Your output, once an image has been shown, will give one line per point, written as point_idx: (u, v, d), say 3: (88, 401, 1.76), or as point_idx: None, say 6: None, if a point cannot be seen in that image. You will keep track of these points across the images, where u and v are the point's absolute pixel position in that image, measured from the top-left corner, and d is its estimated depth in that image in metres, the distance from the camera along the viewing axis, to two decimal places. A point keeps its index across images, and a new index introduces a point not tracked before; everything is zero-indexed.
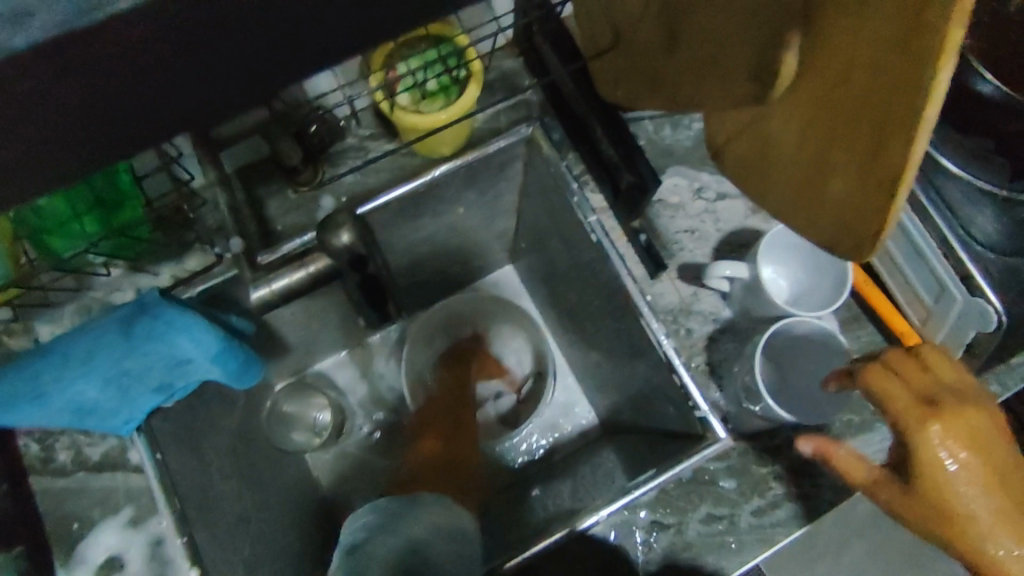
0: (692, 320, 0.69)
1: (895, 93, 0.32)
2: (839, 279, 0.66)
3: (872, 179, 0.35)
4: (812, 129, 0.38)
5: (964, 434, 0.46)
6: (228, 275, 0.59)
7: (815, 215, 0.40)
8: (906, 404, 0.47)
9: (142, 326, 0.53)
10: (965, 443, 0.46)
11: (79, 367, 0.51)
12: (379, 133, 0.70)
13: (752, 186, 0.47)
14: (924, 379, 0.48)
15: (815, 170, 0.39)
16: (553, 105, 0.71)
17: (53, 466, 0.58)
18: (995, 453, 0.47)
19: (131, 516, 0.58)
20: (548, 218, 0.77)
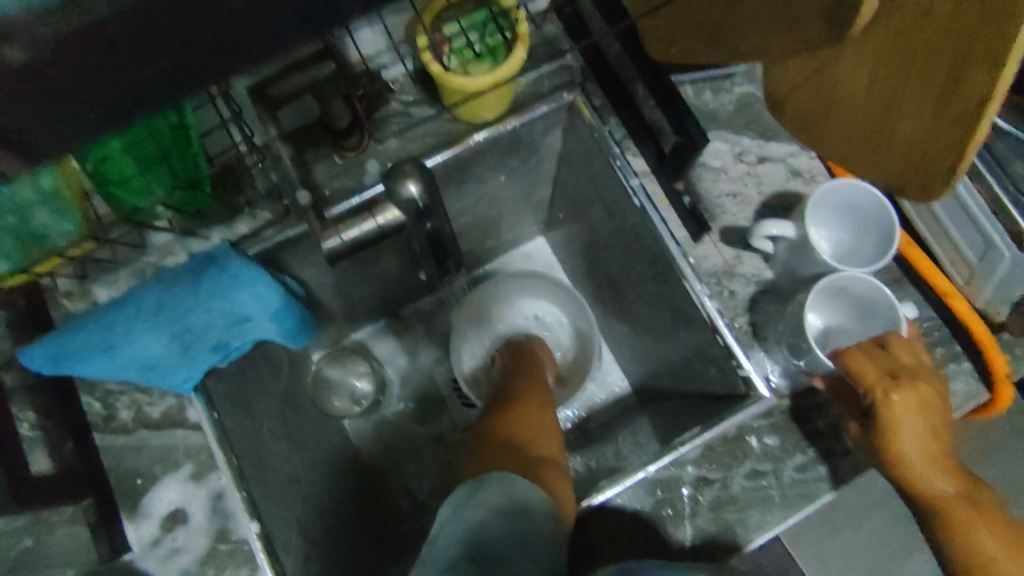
0: (735, 282, 0.69)
1: (988, 25, 0.38)
2: (884, 232, 0.66)
3: (953, 109, 0.44)
4: (885, 73, 0.47)
5: (912, 404, 0.59)
6: (290, 233, 0.60)
7: (883, 156, 0.52)
8: (868, 376, 0.60)
9: (209, 280, 0.55)
10: (914, 412, 0.59)
11: (149, 318, 0.53)
12: (422, 99, 0.69)
13: (815, 132, 0.57)
14: (887, 360, 0.61)
15: (882, 115, 0.49)
16: (596, 70, 0.72)
17: (115, 424, 0.60)
18: (936, 418, 0.60)
19: (191, 472, 0.59)
20: (588, 184, 0.78)
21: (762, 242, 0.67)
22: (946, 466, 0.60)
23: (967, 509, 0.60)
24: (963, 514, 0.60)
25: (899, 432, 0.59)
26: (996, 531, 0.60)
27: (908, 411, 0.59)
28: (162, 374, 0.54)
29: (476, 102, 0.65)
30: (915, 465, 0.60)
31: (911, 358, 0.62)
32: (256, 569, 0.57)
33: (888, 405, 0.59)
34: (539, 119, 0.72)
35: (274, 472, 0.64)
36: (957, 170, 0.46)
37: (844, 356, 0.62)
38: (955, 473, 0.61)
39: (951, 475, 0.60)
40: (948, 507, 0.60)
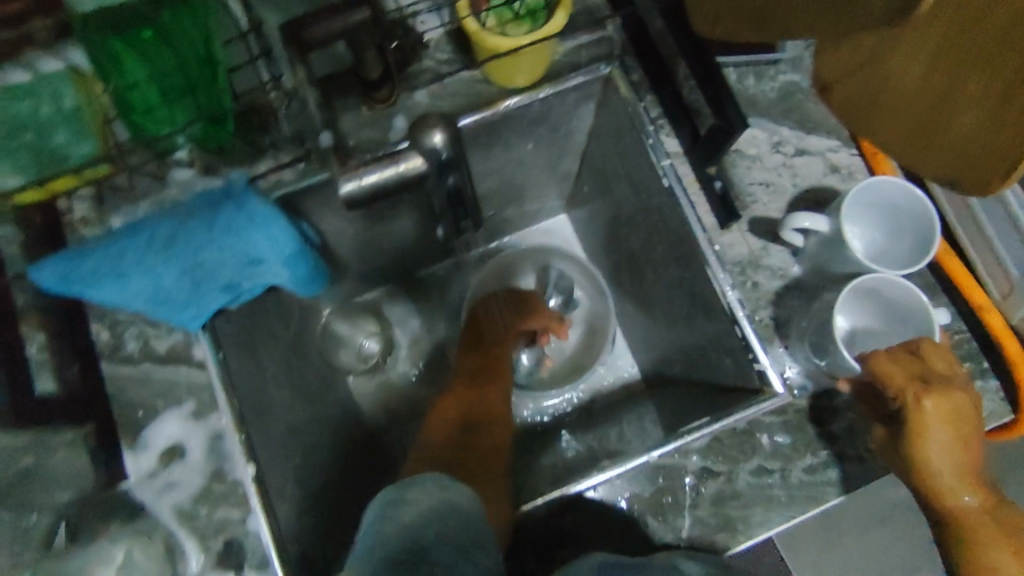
0: (759, 274, 0.67)
1: None
2: (925, 235, 0.63)
3: (1001, 107, 0.44)
4: (939, 64, 0.48)
5: (942, 416, 0.57)
6: (314, 181, 0.59)
7: (934, 154, 0.52)
8: (897, 381, 0.58)
9: (224, 218, 0.53)
10: (942, 424, 0.57)
11: (162, 251, 0.52)
12: (456, 58, 0.68)
13: (864, 119, 0.57)
14: (917, 365, 0.59)
15: (937, 110, 0.49)
16: (637, 44, 0.69)
17: (121, 354, 0.60)
18: (967, 433, 0.57)
19: (193, 409, 0.59)
20: (619, 160, 0.75)
21: (792, 234, 0.64)
22: (969, 479, 0.58)
23: (984, 522, 0.59)
24: (979, 527, 0.59)
25: (924, 444, 0.57)
26: (1015, 550, 0.58)
27: (936, 422, 0.57)
28: (170, 309, 0.54)
29: (510, 65, 0.64)
30: (937, 476, 0.58)
31: (944, 364, 0.59)
32: (249, 511, 0.57)
33: (915, 415, 0.57)
34: (573, 90, 0.70)
35: (275, 418, 0.64)
36: (1020, 165, 0.44)
37: (874, 359, 0.59)
38: (978, 485, 0.59)
39: (973, 488, 0.59)
40: (964, 518, 0.59)
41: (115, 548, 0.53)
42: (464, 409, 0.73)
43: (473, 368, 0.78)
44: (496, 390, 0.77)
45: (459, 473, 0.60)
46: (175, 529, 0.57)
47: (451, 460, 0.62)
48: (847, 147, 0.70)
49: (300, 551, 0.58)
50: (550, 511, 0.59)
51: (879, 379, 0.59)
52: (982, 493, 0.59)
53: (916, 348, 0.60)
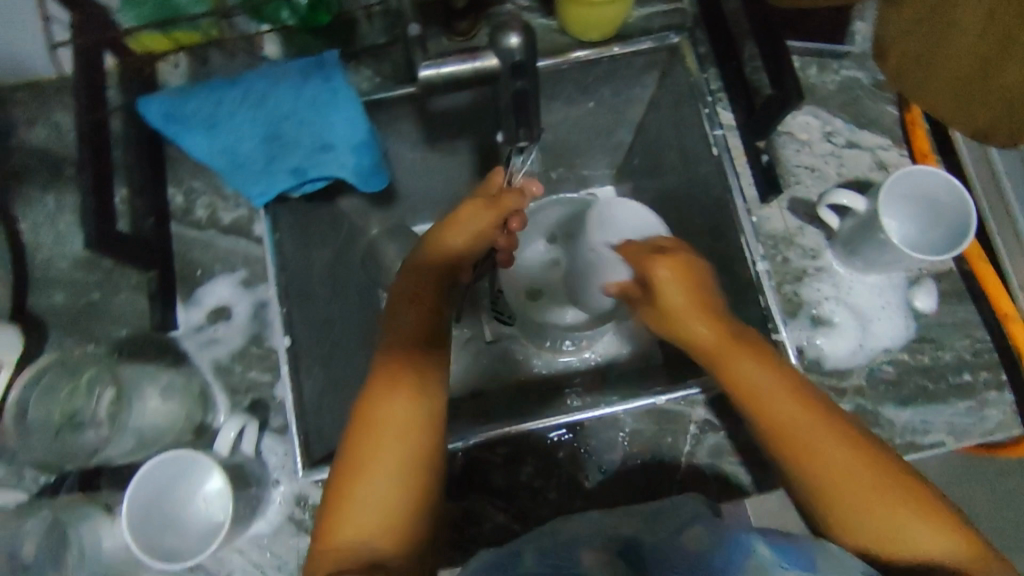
0: (791, 251, 0.69)
1: None
2: (953, 223, 0.63)
3: None
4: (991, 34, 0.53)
5: (756, 359, 0.54)
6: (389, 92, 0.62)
7: (978, 108, 0.58)
8: (733, 347, 0.54)
9: (310, 91, 0.59)
10: (774, 395, 0.52)
11: (251, 109, 0.60)
12: (535, 6, 0.73)
13: (909, 79, 0.63)
14: (817, 464, 0.49)
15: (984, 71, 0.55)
16: (707, 18, 0.72)
17: (190, 218, 0.65)
18: (817, 403, 0.51)
19: (244, 277, 0.65)
20: (673, 130, 0.75)
21: (827, 214, 0.68)
22: (849, 458, 0.49)
23: (868, 503, 0.48)
24: (864, 511, 0.48)
25: (756, 396, 0.52)
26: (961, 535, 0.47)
27: (762, 376, 0.53)
28: (243, 175, 0.59)
29: (586, 13, 0.66)
30: (806, 455, 0.50)
31: (857, 475, 0.48)
32: (277, 377, 0.61)
33: (723, 370, 0.54)
34: (641, 55, 0.70)
35: (314, 307, 0.67)
36: None
37: (675, 305, 0.56)
38: (854, 462, 0.49)
39: (864, 465, 0.49)
40: (857, 505, 0.48)
41: (163, 375, 0.60)
42: (376, 449, 0.49)
43: (404, 378, 0.52)
44: (434, 395, 0.52)
45: (378, 541, 0.46)
46: (211, 379, 0.61)
47: (374, 507, 0.47)
48: (897, 147, 0.71)
49: (317, 425, 0.60)
50: (558, 439, 0.63)
51: (691, 330, 0.56)
52: (868, 471, 0.49)
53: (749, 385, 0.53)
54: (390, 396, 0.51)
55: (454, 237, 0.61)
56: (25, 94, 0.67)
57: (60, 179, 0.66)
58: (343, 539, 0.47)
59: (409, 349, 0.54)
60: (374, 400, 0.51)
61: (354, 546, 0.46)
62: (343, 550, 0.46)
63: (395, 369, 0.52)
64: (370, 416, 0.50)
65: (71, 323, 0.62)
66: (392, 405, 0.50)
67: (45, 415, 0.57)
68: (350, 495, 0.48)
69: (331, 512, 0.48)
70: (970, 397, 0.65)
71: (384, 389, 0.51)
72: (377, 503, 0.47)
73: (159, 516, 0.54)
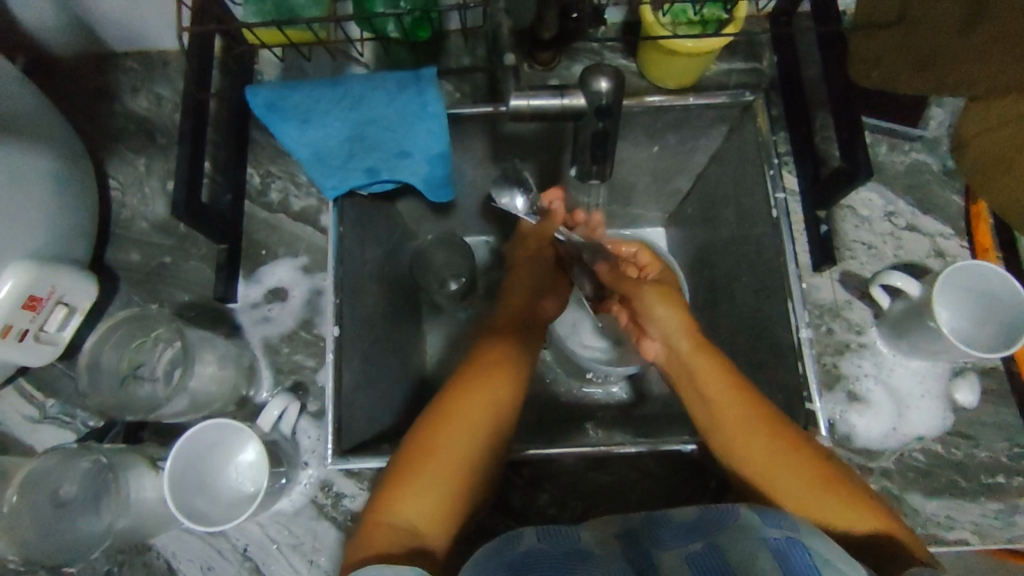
0: (836, 323, 0.69)
1: None
2: (1009, 325, 0.62)
3: None
4: None
5: (724, 389, 0.57)
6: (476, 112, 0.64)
7: None
8: (722, 404, 0.56)
9: (406, 96, 0.59)
10: (738, 428, 0.54)
11: (346, 106, 0.59)
12: (619, 47, 0.75)
13: (983, 186, 0.66)
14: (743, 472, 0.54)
15: None
16: (784, 84, 0.73)
17: (264, 200, 0.69)
18: (761, 425, 0.54)
19: (306, 264, 0.68)
20: (732, 187, 0.76)
21: (880, 293, 0.66)
22: (814, 480, 0.51)
23: (819, 500, 0.50)
24: (836, 514, 0.49)
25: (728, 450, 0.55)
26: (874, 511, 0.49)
27: (751, 435, 0.54)
28: (322, 168, 0.62)
29: (667, 61, 0.68)
30: (780, 492, 0.51)
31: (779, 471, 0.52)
32: (321, 363, 0.65)
33: (715, 428, 0.56)
34: (715, 108, 0.71)
35: (365, 302, 0.68)
36: None
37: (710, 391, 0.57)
38: (819, 482, 0.51)
39: (833, 490, 0.50)
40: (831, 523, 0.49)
41: (220, 342, 0.63)
42: (449, 443, 0.53)
43: (487, 385, 0.58)
44: (507, 409, 0.57)
45: (426, 528, 0.49)
46: (259, 356, 0.65)
47: (432, 495, 0.50)
48: (957, 237, 0.71)
49: (352, 415, 0.62)
50: (577, 469, 0.65)
51: (709, 406, 0.57)
52: (832, 495, 0.50)
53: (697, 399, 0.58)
54: (473, 399, 0.56)
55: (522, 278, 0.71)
56: (136, 66, 0.73)
57: (152, 146, 0.71)
58: (395, 518, 0.49)
59: (497, 372, 0.59)
60: (455, 401, 0.56)
61: (402, 525, 0.49)
62: (395, 529, 0.48)
63: (478, 378, 0.58)
64: (454, 407, 0.55)
65: (142, 281, 0.68)
66: (473, 403, 0.56)
67: (113, 361, 0.59)
68: (416, 476, 0.51)
69: (388, 493, 0.50)
70: (1002, 500, 0.64)
71: (467, 393, 0.57)
72: (435, 491, 0.50)
73: (194, 477, 0.57)
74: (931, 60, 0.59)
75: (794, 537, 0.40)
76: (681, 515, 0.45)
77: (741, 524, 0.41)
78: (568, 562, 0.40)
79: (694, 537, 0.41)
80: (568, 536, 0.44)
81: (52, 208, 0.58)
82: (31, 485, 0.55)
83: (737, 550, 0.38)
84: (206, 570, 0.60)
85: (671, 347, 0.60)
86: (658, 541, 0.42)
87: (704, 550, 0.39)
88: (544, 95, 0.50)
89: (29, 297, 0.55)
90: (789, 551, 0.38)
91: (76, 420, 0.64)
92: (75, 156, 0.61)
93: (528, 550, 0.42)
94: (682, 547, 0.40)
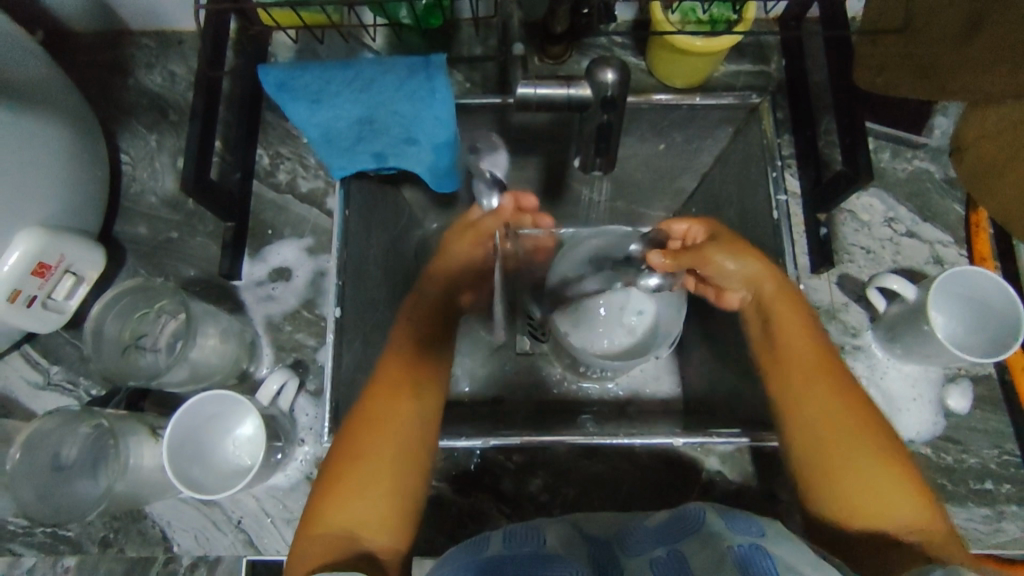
0: (832, 325, 0.70)
1: None
2: (1002, 330, 0.62)
3: None
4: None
5: (800, 344, 0.60)
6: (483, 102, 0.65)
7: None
8: (797, 348, 0.59)
9: (414, 83, 0.60)
10: (808, 383, 0.58)
11: (355, 89, 0.60)
12: (628, 45, 0.76)
13: (979, 186, 0.67)
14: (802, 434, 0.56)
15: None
16: (791, 87, 0.74)
17: (272, 180, 0.70)
18: (839, 388, 0.57)
19: (310, 244, 0.69)
20: (735, 188, 0.75)
21: (876, 295, 0.67)
22: (875, 457, 0.54)
23: (875, 471, 0.53)
24: (888, 490, 0.52)
25: (794, 403, 0.57)
26: (926, 502, 0.53)
27: (817, 384, 0.58)
28: (330, 149, 0.63)
29: (675, 59, 0.69)
30: (829, 464, 0.54)
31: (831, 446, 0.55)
32: (321, 343, 0.66)
33: (789, 379, 0.58)
34: (721, 108, 0.71)
35: (367, 285, 0.68)
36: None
37: (791, 350, 0.59)
38: (879, 456, 0.54)
39: (889, 465, 0.54)
40: (880, 506, 0.52)
41: (223, 317, 0.63)
42: (372, 453, 0.55)
43: (402, 390, 0.58)
44: (422, 417, 0.58)
45: (365, 536, 0.52)
46: (261, 334, 0.66)
47: (365, 505, 0.53)
48: (957, 246, 0.71)
49: (349, 395, 0.63)
50: (570, 457, 0.66)
51: (775, 341, 0.60)
52: (891, 470, 0.53)
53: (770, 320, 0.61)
54: (390, 406, 0.57)
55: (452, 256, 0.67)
56: (152, 43, 0.74)
57: (164, 122, 0.72)
58: (331, 529, 0.52)
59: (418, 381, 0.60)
60: (376, 408, 0.57)
61: (342, 536, 0.52)
62: (333, 539, 0.52)
63: (392, 385, 0.59)
64: (368, 421, 0.56)
65: (149, 254, 0.69)
66: (391, 412, 0.57)
67: (116, 331, 0.60)
68: (344, 488, 0.54)
69: (322, 502, 0.54)
70: (988, 506, 0.65)
71: (386, 398, 0.57)
72: (366, 501, 0.53)
73: (192, 447, 0.58)
74: (932, 70, 0.62)
75: (758, 543, 0.40)
76: (653, 520, 0.46)
77: (710, 530, 0.42)
78: (532, 565, 0.41)
79: (660, 543, 0.42)
80: (533, 536, 0.45)
81: (64, 178, 0.59)
82: (32, 444, 0.55)
83: (702, 558, 0.39)
84: (199, 541, 0.62)
85: (758, 293, 0.62)
86: (626, 548, 0.44)
87: (666, 557, 0.41)
88: (551, 84, 0.51)
89: (38, 263, 0.57)
90: (754, 558, 0.38)
91: (79, 388, 0.65)
92: (89, 128, 0.63)
93: (495, 554, 0.43)
94: (646, 553, 0.42)
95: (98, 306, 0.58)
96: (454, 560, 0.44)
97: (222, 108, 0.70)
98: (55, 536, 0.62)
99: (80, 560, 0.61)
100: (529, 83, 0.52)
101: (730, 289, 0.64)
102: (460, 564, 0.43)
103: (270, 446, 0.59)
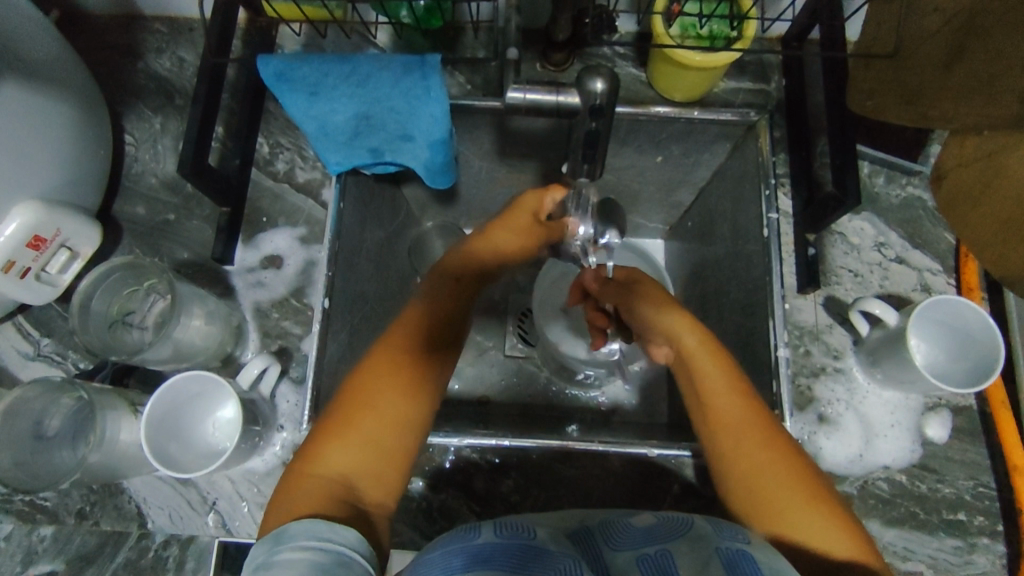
0: (815, 345, 0.70)
1: None
2: (982, 365, 0.62)
3: None
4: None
5: (735, 393, 0.55)
6: (483, 104, 0.65)
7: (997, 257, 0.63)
8: (737, 403, 0.55)
9: (410, 80, 0.60)
10: (723, 404, 0.55)
11: (351, 86, 0.60)
12: (630, 57, 0.77)
13: (950, 217, 0.68)
14: (745, 473, 0.52)
15: (1007, 225, 0.60)
16: (787, 108, 0.74)
17: (270, 170, 0.72)
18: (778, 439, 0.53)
19: (303, 235, 0.71)
20: (729, 203, 0.75)
21: (859, 319, 0.67)
22: (799, 486, 0.50)
23: (778, 475, 0.51)
24: (808, 514, 0.49)
25: (704, 391, 0.56)
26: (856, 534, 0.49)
27: (745, 427, 0.53)
28: (327, 142, 0.64)
29: (671, 73, 0.70)
30: (772, 501, 0.50)
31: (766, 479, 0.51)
32: (307, 332, 0.67)
33: (718, 422, 0.54)
34: (718, 124, 0.70)
35: (357, 277, 0.68)
36: None
37: (716, 388, 0.55)
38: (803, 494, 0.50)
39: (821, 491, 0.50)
40: (800, 525, 0.49)
41: (210, 300, 0.64)
42: (388, 408, 0.51)
43: (415, 337, 0.55)
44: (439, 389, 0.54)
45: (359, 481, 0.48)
46: (248, 318, 0.68)
47: (357, 449, 0.49)
48: (946, 275, 0.71)
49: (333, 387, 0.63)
50: (545, 459, 0.66)
51: (726, 398, 0.55)
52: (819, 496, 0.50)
53: (693, 360, 0.57)
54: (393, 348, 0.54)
55: (498, 239, 0.63)
56: (162, 29, 0.76)
57: (170, 107, 0.74)
58: (326, 470, 0.48)
59: (442, 343, 0.56)
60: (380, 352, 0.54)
61: (332, 479, 0.47)
62: (324, 479, 0.47)
63: (397, 333, 0.55)
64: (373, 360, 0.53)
65: (145, 234, 0.71)
66: (394, 355, 0.53)
67: (103, 307, 0.62)
68: (345, 429, 0.49)
69: (319, 443, 0.49)
70: (960, 537, 0.65)
71: (393, 343, 0.54)
72: (373, 453, 0.49)
73: (170, 424, 0.60)
74: (918, 96, 0.62)
75: (748, 551, 0.40)
76: (639, 520, 0.43)
77: (698, 534, 0.41)
78: (520, 559, 0.37)
79: (648, 540, 0.40)
80: (524, 529, 0.40)
81: (65, 156, 0.61)
82: (14, 411, 0.57)
83: (690, 559, 0.38)
84: (173, 519, 0.63)
85: (677, 344, 0.59)
86: (610, 541, 0.41)
87: (655, 555, 0.39)
88: (543, 95, 0.53)
89: (34, 236, 0.58)
90: (741, 564, 0.38)
91: (67, 361, 0.67)
92: (92, 107, 0.64)
93: (487, 543, 0.38)
94: (634, 549, 0.39)
95: (88, 280, 0.60)
96: (444, 545, 0.39)
97: (225, 96, 0.72)
98: (32, 505, 0.63)
99: (55, 529, 0.62)
100: (514, 91, 0.54)
101: (656, 342, 0.61)
102: (447, 552, 0.38)
103: (247, 429, 0.60)
